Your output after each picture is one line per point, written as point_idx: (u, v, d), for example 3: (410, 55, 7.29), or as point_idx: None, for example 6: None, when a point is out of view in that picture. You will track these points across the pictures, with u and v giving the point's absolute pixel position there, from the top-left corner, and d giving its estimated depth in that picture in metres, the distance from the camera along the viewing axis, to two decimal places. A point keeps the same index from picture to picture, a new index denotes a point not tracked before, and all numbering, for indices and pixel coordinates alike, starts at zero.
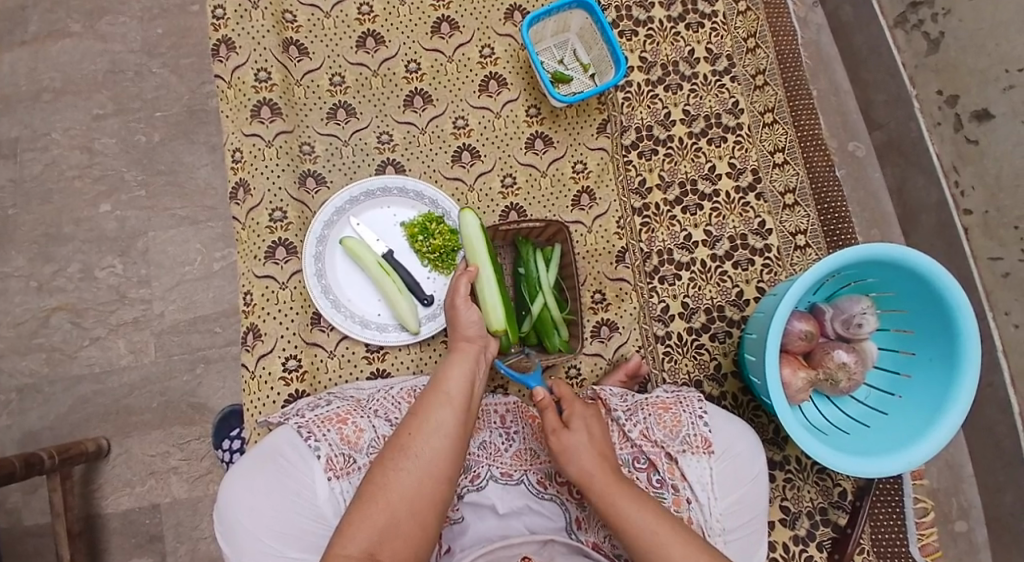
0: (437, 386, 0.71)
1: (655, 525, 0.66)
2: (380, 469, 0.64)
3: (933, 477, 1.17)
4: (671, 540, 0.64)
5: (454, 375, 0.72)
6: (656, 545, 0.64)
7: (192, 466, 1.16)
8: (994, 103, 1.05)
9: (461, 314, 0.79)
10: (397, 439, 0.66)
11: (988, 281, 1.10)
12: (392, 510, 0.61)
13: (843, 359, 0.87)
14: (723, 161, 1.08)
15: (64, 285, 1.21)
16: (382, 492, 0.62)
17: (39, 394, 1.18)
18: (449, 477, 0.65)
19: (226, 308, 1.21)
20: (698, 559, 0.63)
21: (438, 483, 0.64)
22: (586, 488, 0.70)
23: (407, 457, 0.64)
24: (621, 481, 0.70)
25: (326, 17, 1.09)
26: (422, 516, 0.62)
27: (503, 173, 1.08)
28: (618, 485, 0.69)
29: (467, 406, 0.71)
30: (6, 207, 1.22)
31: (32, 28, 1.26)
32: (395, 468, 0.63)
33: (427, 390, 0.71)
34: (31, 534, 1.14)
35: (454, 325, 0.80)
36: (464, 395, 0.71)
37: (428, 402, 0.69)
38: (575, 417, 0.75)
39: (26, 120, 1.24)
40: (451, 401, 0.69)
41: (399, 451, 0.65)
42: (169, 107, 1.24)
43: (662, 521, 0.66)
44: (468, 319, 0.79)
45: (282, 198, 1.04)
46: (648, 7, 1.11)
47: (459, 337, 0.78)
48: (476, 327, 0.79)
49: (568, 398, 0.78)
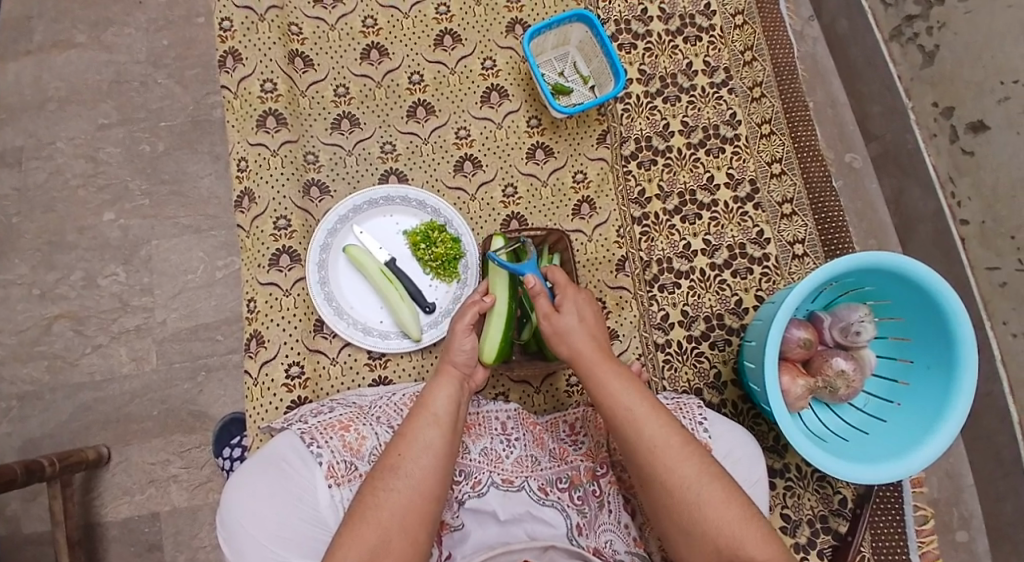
0: (423, 406, 0.73)
1: (633, 400, 0.72)
2: (369, 489, 0.66)
3: (933, 486, 1.17)
4: (646, 415, 0.71)
5: (439, 395, 0.74)
6: (631, 419, 0.71)
7: (192, 474, 1.16)
8: (990, 114, 1.07)
9: (455, 340, 0.80)
10: (385, 459, 0.68)
11: (985, 290, 1.12)
12: (384, 529, 0.63)
13: (842, 367, 0.88)
14: (721, 171, 1.09)
15: (66, 293, 1.22)
16: (373, 513, 0.64)
17: (40, 401, 1.18)
18: (438, 494, 0.67)
19: (228, 316, 1.21)
20: (668, 439, 0.69)
21: (426, 500, 0.66)
22: (576, 361, 0.79)
23: (396, 476, 0.66)
24: (606, 359, 0.77)
25: (330, 30, 1.11)
26: (413, 534, 0.64)
27: (504, 183, 1.09)
28: (604, 365, 0.77)
29: (453, 423, 0.73)
30: (10, 215, 1.23)
31: (39, 39, 1.28)
32: (384, 489, 0.65)
33: (413, 411, 0.73)
34: (30, 542, 1.13)
35: (447, 348, 0.80)
36: (451, 413, 0.73)
37: (414, 422, 0.71)
38: (567, 301, 0.81)
39: (31, 130, 1.26)
40: (437, 421, 0.72)
41: (389, 471, 0.67)
42: (174, 118, 1.26)
43: (641, 399, 0.72)
44: (461, 346, 0.79)
45: (286, 206, 1.05)
46: (647, 20, 1.13)
47: (447, 361, 0.79)
48: (467, 355, 0.79)
49: (561, 283, 0.83)
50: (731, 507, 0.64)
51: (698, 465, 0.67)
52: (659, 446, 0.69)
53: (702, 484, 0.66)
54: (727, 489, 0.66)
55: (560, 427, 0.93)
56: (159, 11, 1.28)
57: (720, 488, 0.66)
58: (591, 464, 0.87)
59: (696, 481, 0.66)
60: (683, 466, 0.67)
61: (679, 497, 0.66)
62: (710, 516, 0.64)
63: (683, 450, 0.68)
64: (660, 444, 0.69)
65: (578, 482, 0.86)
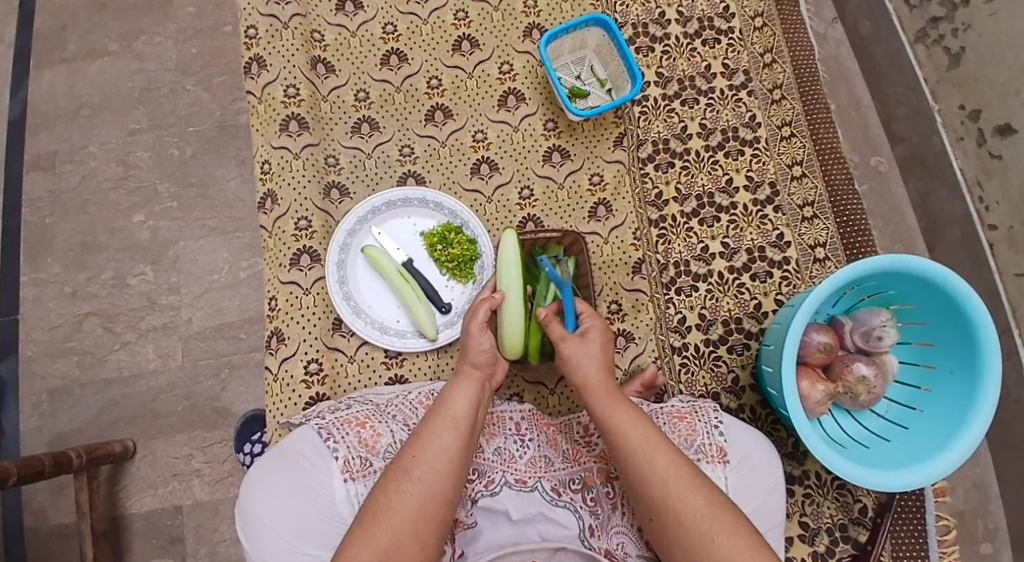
0: (442, 407, 0.73)
1: (644, 430, 0.71)
2: (384, 490, 0.66)
3: (960, 498, 1.13)
4: (657, 448, 0.69)
5: (457, 397, 0.74)
6: (643, 450, 0.69)
7: (214, 470, 1.19)
8: (1017, 117, 1.05)
9: (473, 337, 0.80)
10: (400, 460, 0.68)
11: (1014, 297, 1.09)
12: (395, 532, 0.63)
13: (863, 373, 0.86)
14: (740, 174, 1.08)
15: (97, 292, 1.25)
16: (385, 514, 0.64)
17: (70, 396, 1.22)
18: (449, 499, 0.67)
19: (251, 315, 1.24)
20: (679, 474, 0.67)
21: (438, 505, 0.66)
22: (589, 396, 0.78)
23: (409, 478, 0.66)
24: (617, 396, 0.76)
25: (351, 36, 1.13)
26: (423, 538, 0.64)
27: (521, 185, 1.10)
28: (617, 401, 0.75)
29: (470, 426, 0.73)
30: (44, 217, 1.28)
31: (74, 47, 1.33)
32: (397, 490, 0.65)
33: (430, 413, 0.73)
34: (56, 534, 1.17)
35: (465, 347, 0.81)
36: (468, 417, 0.73)
37: (431, 425, 0.71)
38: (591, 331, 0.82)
39: (66, 134, 1.30)
40: (454, 423, 0.72)
41: (403, 474, 0.67)
42: (202, 123, 1.30)
43: (654, 434, 0.71)
44: (480, 344, 0.80)
45: (307, 207, 1.07)
46: (665, 24, 1.13)
47: (466, 361, 0.79)
48: (486, 354, 0.79)
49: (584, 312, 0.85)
50: (740, 538, 0.62)
51: (707, 498, 0.65)
52: (671, 477, 0.67)
53: (709, 517, 0.64)
54: (736, 520, 0.64)
55: (573, 429, 0.95)
56: (189, 20, 1.33)
57: (729, 522, 0.63)
58: (605, 467, 0.87)
59: (707, 512, 0.64)
60: (694, 498, 0.65)
61: (688, 529, 0.64)
62: (723, 548, 0.62)
63: (694, 483, 0.67)
64: (671, 477, 0.67)
65: (591, 483, 0.85)
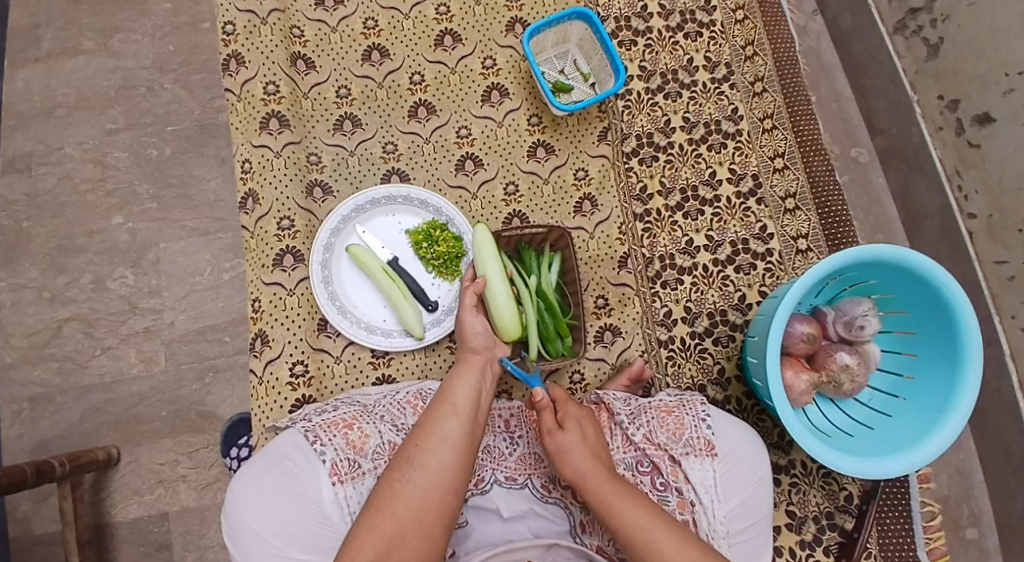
0: (444, 398, 0.74)
1: (647, 523, 0.66)
2: (388, 480, 0.66)
3: (943, 483, 1.16)
4: (662, 537, 0.65)
5: (458, 387, 0.75)
6: (649, 543, 0.65)
7: (200, 475, 1.18)
8: (994, 107, 1.06)
9: (467, 324, 0.86)
10: (404, 450, 0.68)
11: (994, 285, 1.10)
12: (400, 521, 0.62)
13: (846, 361, 0.87)
14: (723, 167, 1.09)
15: (76, 296, 1.23)
16: (389, 503, 0.63)
17: (51, 403, 1.20)
18: (455, 486, 0.66)
19: (234, 317, 1.22)
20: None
21: (445, 494, 0.65)
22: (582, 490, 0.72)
23: (412, 466, 0.66)
24: (612, 482, 0.70)
25: (332, 32, 1.12)
26: (429, 526, 0.63)
27: (505, 181, 1.09)
28: (613, 487, 0.70)
29: (472, 413, 0.73)
30: (20, 220, 1.25)
31: (47, 46, 1.30)
32: (401, 479, 0.65)
33: (434, 403, 0.74)
34: (39, 542, 1.15)
35: (461, 335, 0.86)
36: (471, 405, 0.73)
37: (435, 413, 0.72)
38: (569, 418, 0.76)
39: (40, 135, 1.28)
40: (456, 411, 0.72)
41: (406, 462, 0.66)
42: (180, 122, 1.27)
43: (655, 518, 0.66)
44: (473, 330, 0.86)
45: (290, 206, 1.06)
46: (647, 17, 1.13)
47: (465, 347, 0.84)
48: (481, 338, 0.85)
49: (561, 398, 0.78)
50: None
51: None
52: None
53: None
54: None
55: None
56: (166, 16, 1.30)
57: None
58: None
59: None
60: None
61: None
62: None
63: None
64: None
65: None
